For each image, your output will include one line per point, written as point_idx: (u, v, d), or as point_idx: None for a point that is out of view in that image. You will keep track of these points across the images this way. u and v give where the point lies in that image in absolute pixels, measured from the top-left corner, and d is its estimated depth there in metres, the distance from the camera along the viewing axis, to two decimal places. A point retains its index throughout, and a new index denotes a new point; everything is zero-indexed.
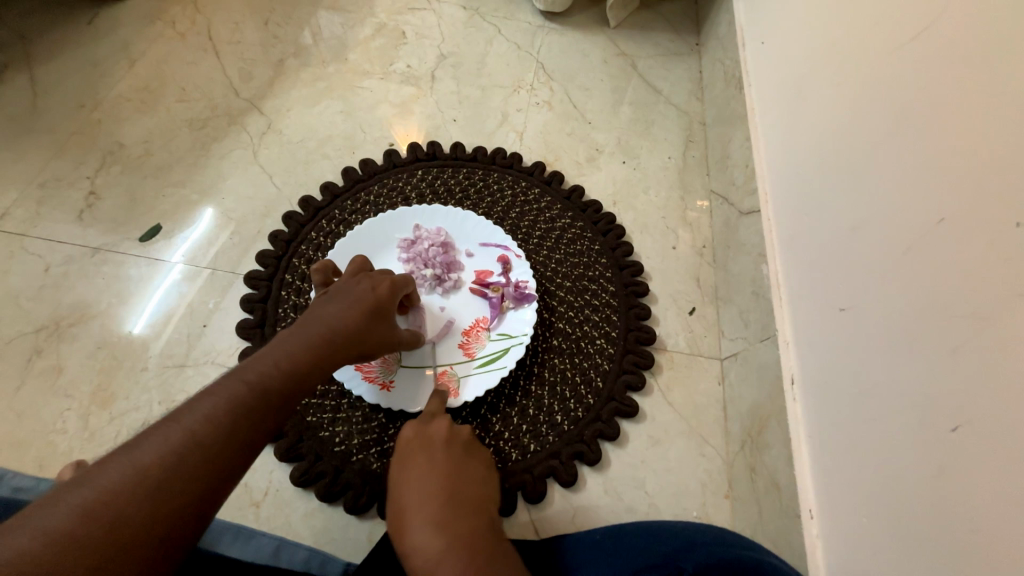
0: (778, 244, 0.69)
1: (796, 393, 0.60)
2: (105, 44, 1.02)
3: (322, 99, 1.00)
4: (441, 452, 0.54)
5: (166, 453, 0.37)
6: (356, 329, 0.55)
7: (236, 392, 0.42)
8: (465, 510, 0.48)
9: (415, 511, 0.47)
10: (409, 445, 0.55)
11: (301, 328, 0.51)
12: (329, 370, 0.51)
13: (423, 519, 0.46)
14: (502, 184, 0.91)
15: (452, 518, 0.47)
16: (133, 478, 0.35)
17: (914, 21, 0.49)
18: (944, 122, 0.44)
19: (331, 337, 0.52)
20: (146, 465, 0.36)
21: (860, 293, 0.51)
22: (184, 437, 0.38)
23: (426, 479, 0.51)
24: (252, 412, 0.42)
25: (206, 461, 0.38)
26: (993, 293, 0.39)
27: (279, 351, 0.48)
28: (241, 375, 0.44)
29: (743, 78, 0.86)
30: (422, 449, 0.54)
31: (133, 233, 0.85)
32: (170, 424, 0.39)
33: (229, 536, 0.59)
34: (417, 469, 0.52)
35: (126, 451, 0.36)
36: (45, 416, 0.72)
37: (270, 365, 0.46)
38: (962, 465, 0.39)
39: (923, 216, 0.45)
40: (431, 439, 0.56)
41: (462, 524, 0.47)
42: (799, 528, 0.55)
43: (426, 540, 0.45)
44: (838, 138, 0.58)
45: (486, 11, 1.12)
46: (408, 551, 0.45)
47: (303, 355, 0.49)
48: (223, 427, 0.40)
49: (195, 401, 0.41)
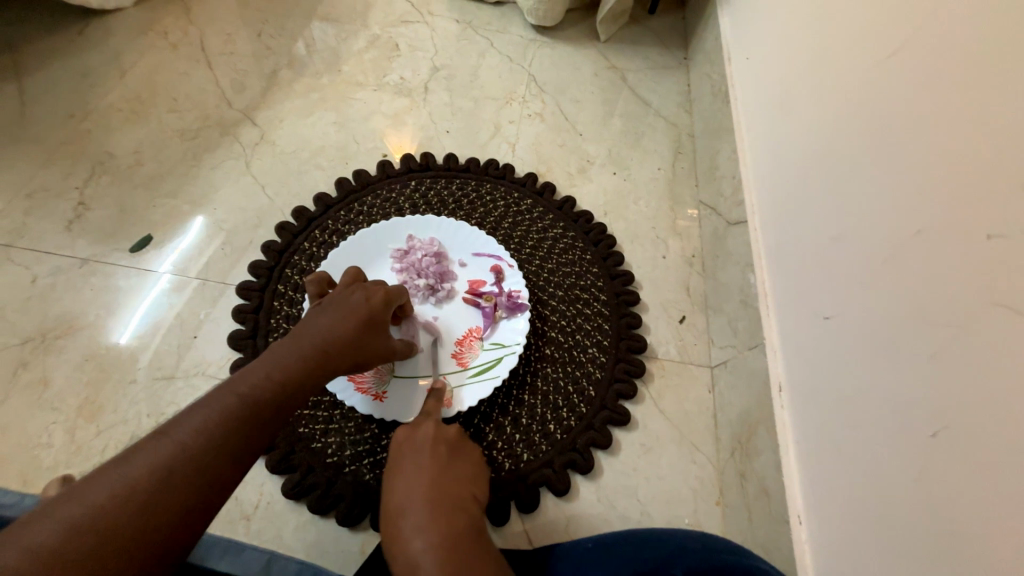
0: (765, 253, 0.70)
1: (784, 400, 0.61)
2: (97, 54, 1.02)
3: (315, 110, 1.00)
4: (434, 452, 0.54)
5: (157, 466, 0.37)
6: (350, 341, 0.55)
7: (229, 405, 0.42)
8: (456, 505, 0.48)
9: (408, 506, 0.47)
10: (402, 446, 0.55)
11: (294, 340, 0.52)
12: (321, 382, 0.51)
13: (402, 521, 0.46)
14: (494, 194, 0.92)
15: (444, 512, 0.46)
16: (124, 492, 0.35)
17: (892, 39, 0.51)
18: (920, 136, 0.46)
19: (324, 348, 0.52)
20: (137, 478, 0.36)
21: (844, 302, 0.53)
22: (176, 450, 0.38)
23: (409, 481, 0.50)
24: (243, 423, 0.42)
25: (198, 473, 0.38)
26: (969, 301, 0.40)
27: (272, 362, 0.48)
28: (233, 387, 0.44)
29: (730, 92, 0.88)
30: (417, 449, 0.54)
31: (123, 244, 0.85)
32: (160, 437, 0.39)
33: (218, 551, 0.54)
34: (402, 471, 0.52)
35: (117, 465, 0.36)
36: (31, 429, 0.71)
37: (263, 377, 0.46)
38: (940, 469, 0.40)
39: (903, 227, 0.46)
40: (417, 442, 0.56)
41: (456, 519, 0.46)
42: (788, 533, 0.56)
43: (405, 540, 0.44)
44: (821, 151, 0.60)
45: (479, 24, 1.13)
46: (398, 545, 0.44)
47: (295, 366, 0.49)
48: (215, 440, 0.40)
49: (187, 414, 0.41)
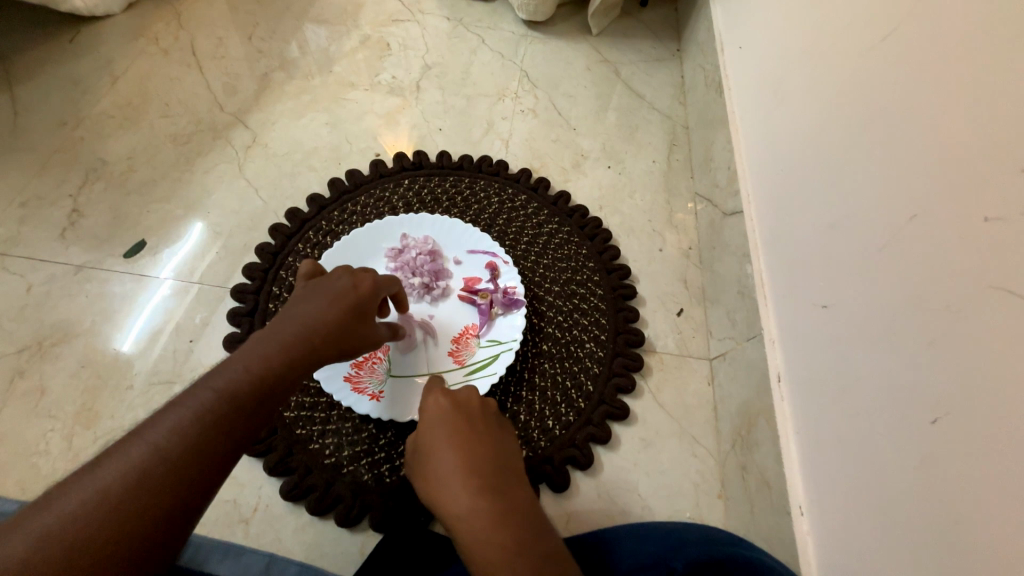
0: (761, 244, 0.69)
1: (783, 390, 0.60)
2: (87, 62, 1.02)
3: (307, 111, 1.00)
4: (480, 421, 0.48)
5: (128, 472, 0.36)
6: (331, 328, 0.51)
7: (204, 401, 0.41)
8: (518, 478, 0.44)
9: (461, 477, 0.42)
10: (443, 410, 0.48)
11: (274, 330, 0.49)
12: (306, 371, 0.48)
13: (472, 486, 0.42)
14: (489, 191, 0.91)
15: (504, 485, 0.42)
16: (93, 500, 0.34)
17: (883, 24, 0.50)
18: (916, 118, 0.45)
19: (306, 337, 0.49)
20: (107, 484, 0.35)
21: (841, 290, 0.52)
22: (147, 452, 0.37)
23: (470, 446, 0.45)
24: (219, 420, 0.40)
25: (172, 476, 0.37)
26: (966, 284, 0.39)
27: (251, 354, 0.45)
28: (209, 383, 0.42)
29: (723, 82, 0.87)
30: (459, 416, 0.48)
31: (118, 250, 0.85)
32: (133, 439, 0.38)
33: (218, 555, 0.53)
34: (459, 432, 0.46)
35: (88, 471, 0.36)
36: (29, 437, 0.71)
37: (241, 369, 0.44)
38: (943, 456, 0.39)
39: (897, 212, 0.46)
40: (468, 406, 0.49)
41: (507, 492, 0.42)
42: (790, 525, 0.55)
43: (482, 506, 0.40)
44: (818, 134, 0.59)
45: (470, 21, 1.13)
46: (459, 520, 0.41)
47: (275, 357, 0.46)
48: (189, 441, 0.38)
49: (161, 414, 0.39)
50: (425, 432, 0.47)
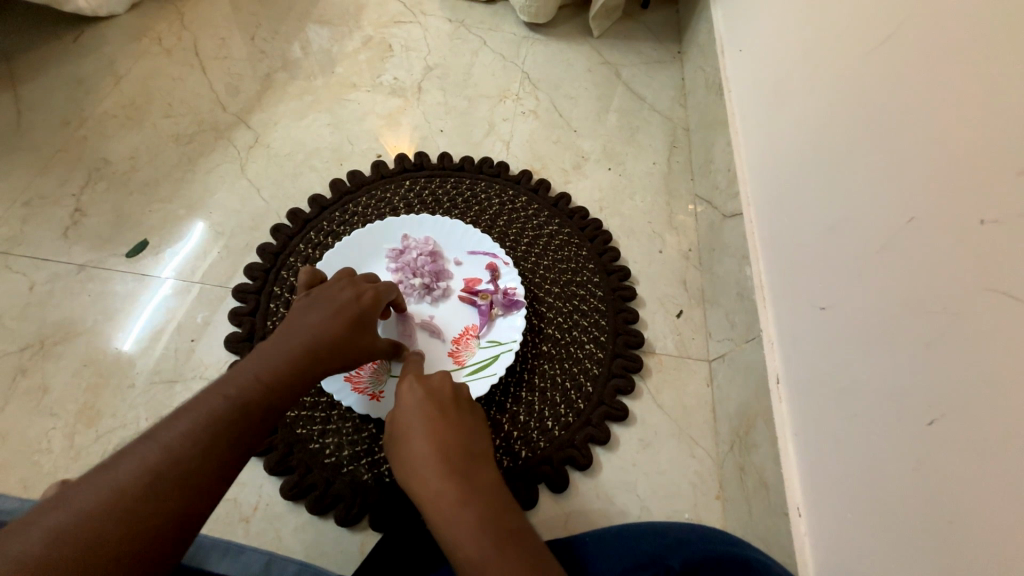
0: (760, 246, 0.69)
1: (782, 391, 0.61)
2: (90, 62, 1.02)
3: (308, 112, 1.00)
4: (451, 406, 0.48)
5: (142, 472, 0.36)
6: (337, 339, 0.53)
7: (215, 407, 0.42)
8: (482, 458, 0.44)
9: (428, 460, 0.43)
10: (413, 397, 0.49)
11: (280, 339, 0.50)
12: (309, 383, 0.50)
13: (439, 469, 0.42)
14: (489, 192, 0.91)
15: (469, 466, 0.43)
16: (110, 498, 0.35)
17: (882, 28, 0.51)
18: (914, 121, 0.45)
19: (310, 348, 0.50)
20: (123, 484, 0.35)
21: (839, 293, 0.52)
22: (160, 453, 0.38)
23: (440, 431, 0.45)
24: (229, 426, 0.41)
25: (185, 477, 0.37)
26: (963, 286, 0.40)
27: (259, 364, 0.47)
28: (220, 390, 0.44)
29: (724, 85, 0.88)
30: (430, 402, 0.48)
31: (120, 249, 0.85)
32: (146, 440, 0.38)
33: (218, 552, 0.53)
34: (428, 417, 0.47)
35: (102, 471, 0.36)
36: (31, 435, 0.71)
37: (250, 378, 0.45)
38: (941, 456, 0.39)
39: (895, 215, 0.46)
40: (439, 393, 0.49)
41: (472, 474, 0.43)
42: (788, 526, 0.55)
43: (446, 486, 0.41)
44: (816, 137, 0.59)
45: (472, 22, 1.13)
46: (428, 500, 0.42)
47: (282, 366, 0.48)
48: (201, 445, 0.39)
49: (173, 418, 0.40)
50: (397, 418, 0.48)
